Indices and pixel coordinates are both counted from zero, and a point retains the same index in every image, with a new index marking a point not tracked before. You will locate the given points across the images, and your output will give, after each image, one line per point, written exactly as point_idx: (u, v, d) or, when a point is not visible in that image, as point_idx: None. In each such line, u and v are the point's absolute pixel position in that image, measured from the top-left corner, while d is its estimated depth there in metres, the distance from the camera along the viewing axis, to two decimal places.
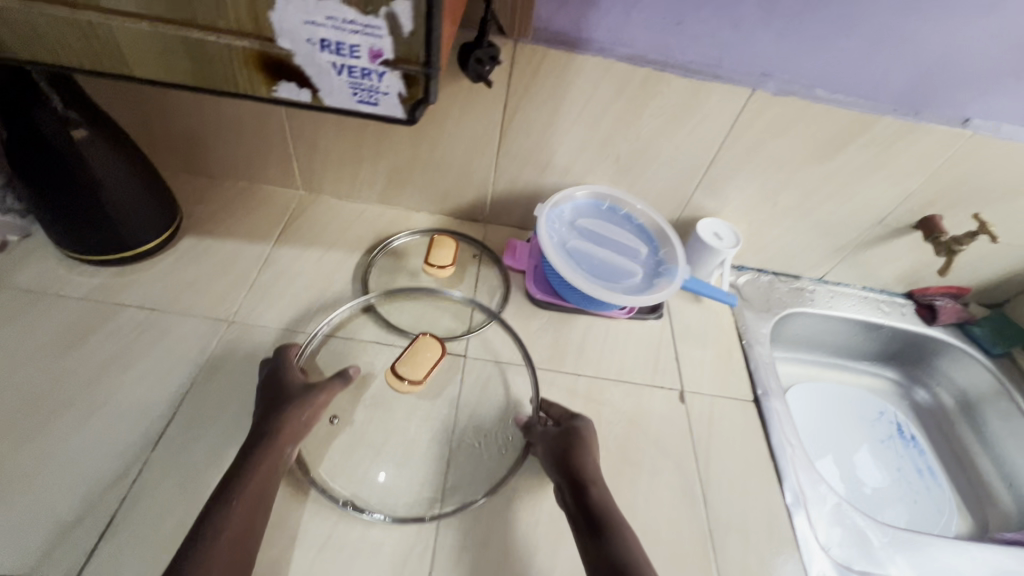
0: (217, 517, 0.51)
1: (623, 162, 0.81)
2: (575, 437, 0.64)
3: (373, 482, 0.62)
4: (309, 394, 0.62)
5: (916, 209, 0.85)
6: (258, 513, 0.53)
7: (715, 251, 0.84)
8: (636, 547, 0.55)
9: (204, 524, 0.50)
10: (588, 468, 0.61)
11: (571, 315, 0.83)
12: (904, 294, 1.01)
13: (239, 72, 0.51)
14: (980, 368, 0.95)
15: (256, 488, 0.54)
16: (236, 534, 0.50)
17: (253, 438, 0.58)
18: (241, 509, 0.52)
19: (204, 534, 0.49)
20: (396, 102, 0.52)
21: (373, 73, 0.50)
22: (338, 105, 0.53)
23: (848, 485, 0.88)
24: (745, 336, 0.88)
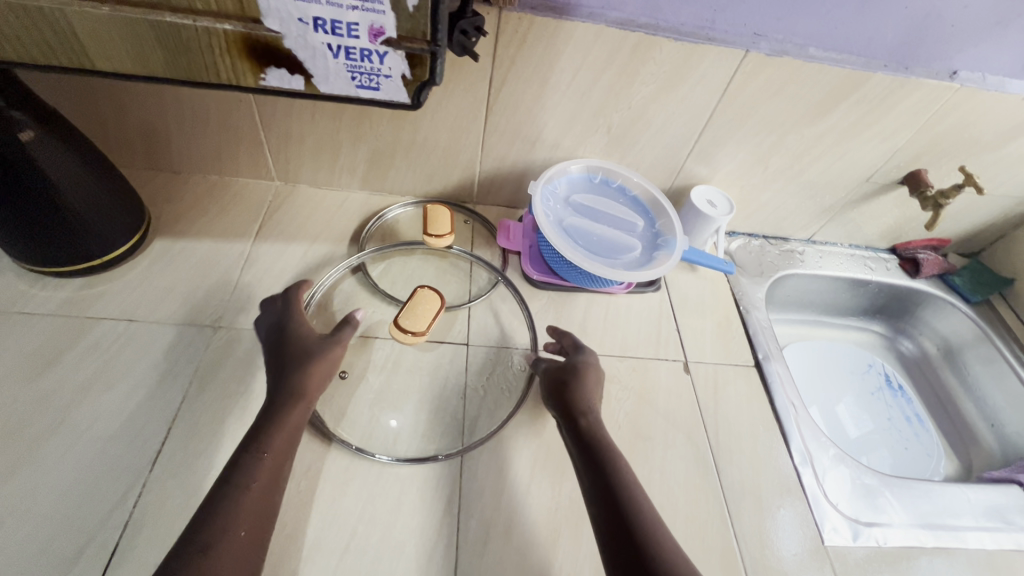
0: (246, 467, 0.52)
1: (616, 132, 0.80)
2: (571, 374, 0.66)
3: (386, 427, 0.65)
4: (325, 347, 0.63)
5: (904, 165, 0.86)
6: (285, 465, 0.54)
7: (709, 219, 0.84)
8: (622, 469, 0.57)
9: (234, 473, 0.51)
10: (582, 401, 0.63)
11: (570, 294, 0.83)
12: (887, 249, 1.04)
13: (221, 60, 0.48)
14: (962, 317, 0.98)
15: (283, 442, 0.55)
16: (265, 482, 0.52)
17: (277, 397, 0.58)
18: (268, 465, 0.53)
19: (234, 482, 0.51)
20: (400, 85, 0.51)
21: (373, 54, 0.48)
22: (334, 91, 0.51)
23: (842, 438, 0.91)
24: (742, 301, 0.89)
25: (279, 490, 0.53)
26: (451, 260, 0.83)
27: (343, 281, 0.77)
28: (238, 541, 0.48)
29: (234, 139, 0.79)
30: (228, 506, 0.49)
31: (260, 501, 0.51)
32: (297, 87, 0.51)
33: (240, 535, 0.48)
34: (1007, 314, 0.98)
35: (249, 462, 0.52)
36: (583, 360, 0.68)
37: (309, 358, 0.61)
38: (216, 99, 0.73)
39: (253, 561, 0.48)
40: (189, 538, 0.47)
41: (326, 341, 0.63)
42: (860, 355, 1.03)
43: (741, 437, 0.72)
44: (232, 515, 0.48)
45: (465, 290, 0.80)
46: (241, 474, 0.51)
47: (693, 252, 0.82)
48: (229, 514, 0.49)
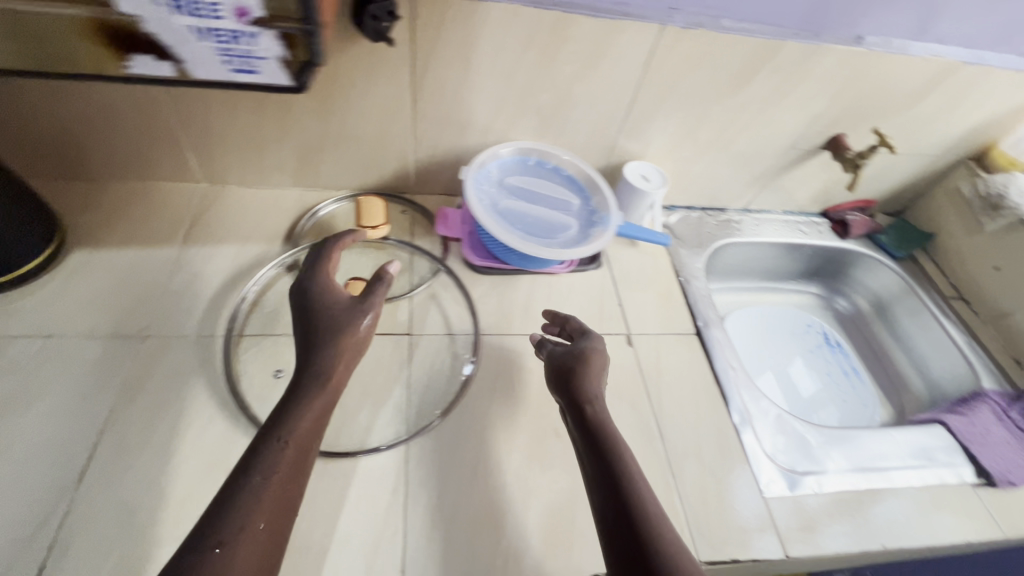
0: (268, 456, 0.49)
1: (546, 112, 0.80)
2: (576, 362, 0.64)
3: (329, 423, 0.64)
4: (354, 322, 0.60)
5: (824, 130, 0.90)
6: (308, 456, 0.52)
7: (643, 193, 0.86)
8: (625, 458, 0.55)
9: (255, 465, 0.48)
10: (585, 390, 0.61)
11: (512, 277, 0.83)
12: (819, 213, 1.08)
13: (79, 47, 0.47)
14: (889, 272, 1.04)
15: (306, 430, 0.53)
16: (286, 476, 0.49)
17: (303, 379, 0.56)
18: (290, 456, 0.50)
19: (255, 476, 0.48)
20: (278, 67, 0.50)
21: (244, 35, 0.46)
22: (209, 76, 0.50)
23: (784, 396, 0.95)
24: (682, 271, 0.91)
25: (303, 481, 0.50)
26: (391, 251, 0.83)
27: (278, 280, 0.76)
28: (258, 536, 0.45)
29: (153, 139, 0.76)
30: (245, 501, 0.46)
31: (282, 494, 0.48)
32: (168, 74, 0.49)
33: (261, 529, 0.46)
34: (929, 268, 1.04)
35: (270, 451, 0.50)
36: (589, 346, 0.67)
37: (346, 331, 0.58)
38: (128, 96, 0.69)
39: (272, 556, 0.46)
40: (202, 536, 0.44)
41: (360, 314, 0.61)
42: (799, 316, 1.08)
43: (683, 402, 0.74)
44: (249, 509, 0.46)
45: (406, 280, 0.80)
46: (262, 464, 0.49)
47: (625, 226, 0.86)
48: (247, 509, 0.46)
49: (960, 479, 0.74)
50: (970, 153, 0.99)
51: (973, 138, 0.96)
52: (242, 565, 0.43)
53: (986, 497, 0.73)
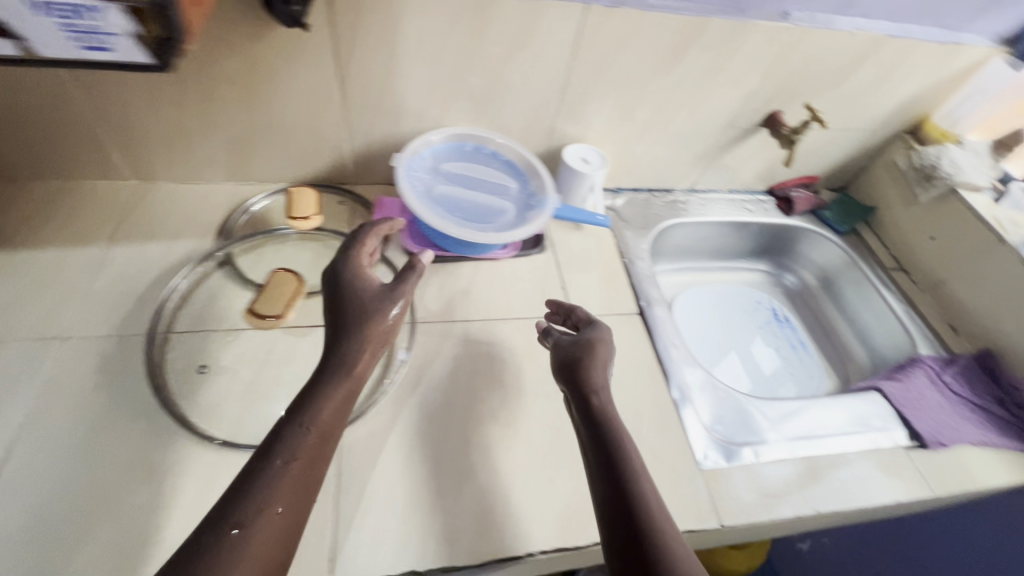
0: (288, 442, 0.49)
1: (480, 97, 0.80)
2: (583, 350, 0.64)
3: (259, 416, 0.63)
4: (381, 308, 0.59)
5: (761, 107, 0.91)
6: (327, 445, 0.51)
7: (583, 175, 0.86)
8: (627, 453, 0.55)
9: (276, 448, 0.49)
10: (594, 379, 0.61)
11: (454, 263, 0.83)
12: (765, 191, 1.09)
13: None
14: (832, 246, 1.06)
15: (328, 416, 0.52)
16: (306, 462, 0.49)
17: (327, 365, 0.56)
18: (310, 444, 0.50)
19: (275, 460, 0.48)
20: (135, 45, 0.45)
21: (87, 10, 0.42)
22: (59, 55, 0.45)
23: (733, 372, 0.96)
24: (627, 253, 0.92)
25: (322, 469, 0.50)
26: (325, 241, 0.81)
27: (208, 275, 0.74)
28: (274, 521, 0.45)
29: (73, 137, 0.73)
30: (264, 484, 0.46)
31: (300, 481, 0.48)
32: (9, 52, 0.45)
33: (278, 513, 0.46)
34: (872, 241, 1.06)
35: (291, 437, 0.50)
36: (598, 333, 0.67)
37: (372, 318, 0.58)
38: (40, 93, 0.67)
39: (288, 543, 0.46)
40: (219, 519, 0.44)
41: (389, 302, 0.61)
42: (749, 293, 1.09)
43: (623, 380, 0.75)
44: (267, 493, 0.46)
45: None
46: (281, 450, 0.49)
47: (566, 208, 0.87)
48: (266, 493, 0.46)
49: (893, 442, 0.76)
50: (906, 126, 1.01)
51: (906, 112, 0.98)
52: (256, 552, 0.43)
53: (918, 459, 0.75)
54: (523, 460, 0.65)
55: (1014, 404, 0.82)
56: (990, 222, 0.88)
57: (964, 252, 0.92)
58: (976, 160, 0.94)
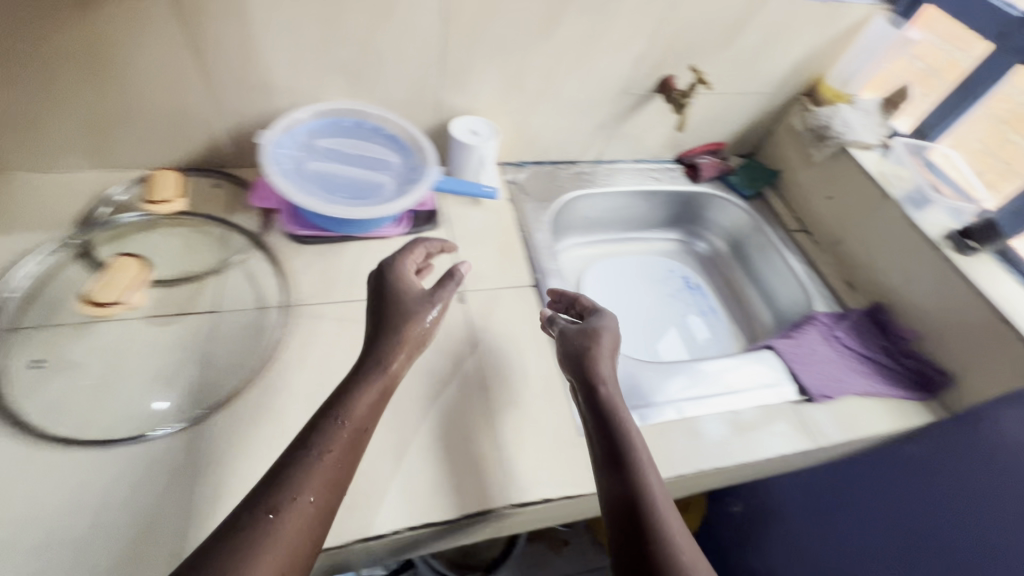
0: (326, 432, 0.51)
1: (353, 69, 0.77)
2: (590, 339, 0.65)
3: (109, 410, 0.60)
4: (423, 309, 0.63)
5: (652, 72, 0.90)
6: (361, 439, 0.53)
7: (472, 147, 0.84)
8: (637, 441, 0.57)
9: (314, 439, 0.51)
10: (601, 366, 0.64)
11: (339, 244, 0.80)
12: (674, 159, 1.10)
13: None
14: (738, 211, 1.07)
15: (365, 410, 0.55)
16: (341, 454, 0.51)
17: (365, 361, 0.58)
18: (346, 436, 0.52)
19: (310, 451, 0.50)
20: None
21: None
22: None
23: (641, 342, 0.96)
24: (525, 226, 0.91)
25: (352, 465, 0.52)
26: (198, 225, 0.77)
27: (62, 269, 0.69)
28: (307, 509, 0.47)
29: None
30: (300, 473, 0.48)
31: (335, 472, 0.50)
32: None
33: (310, 502, 0.47)
34: (776, 204, 1.07)
35: (327, 428, 0.52)
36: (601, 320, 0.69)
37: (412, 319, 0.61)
38: None
39: (319, 531, 0.48)
40: (256, 503, 0.46)
41: (427, 306, 0.64)
42: (661, 263, 1.10)
43: (510, 352, 0.74)
44: (301, 481, 0.48)
45: (217, 255, 0.75)
46: (320, 440, 0.51)
47: (452, 180, 0.87)
48: (301, 481, 0.48)
49: (778, 398, 0.77)
50: (803, 88, 1.02)
51: (801, 73, 0.99)
52: (288, 538, 0.45)
53: (802, 412, 0.76)
54: (395, 438, 0.63)
55: (899, 354, 0.84)
56: (877, 177, 0.90)
57: (855, 209, 0.94)
58: (867, 119, 0.95)
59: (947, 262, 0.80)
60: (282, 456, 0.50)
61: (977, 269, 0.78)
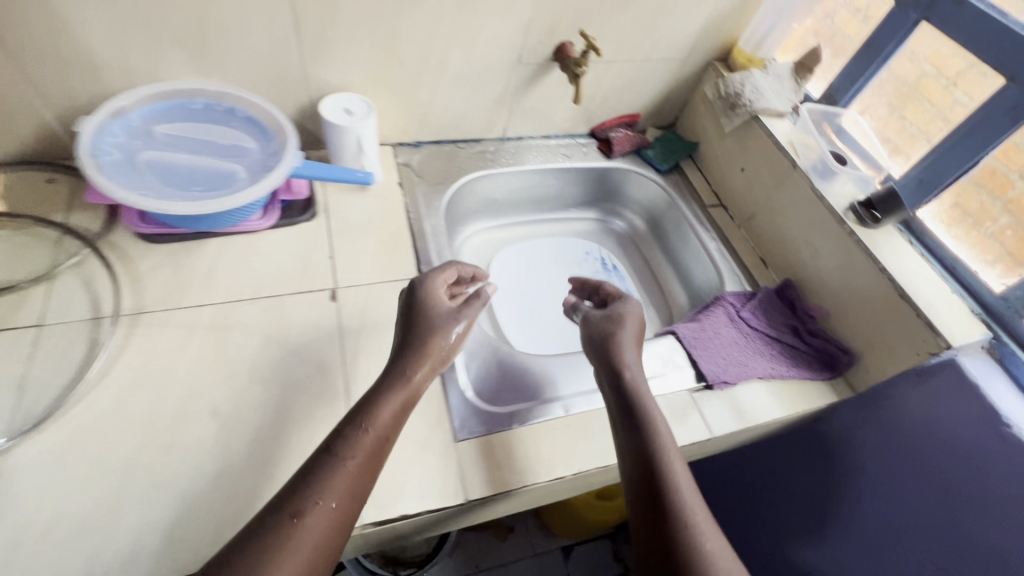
0: (350, 439, 0.52)
1: (191, 44, 0.68)
2: (616, 329, 0.68)
3: None
4: (449, 321, 0.64)
5: (545, 39, 0.82)
6: (384, 449, 0.54)
7: (345, 128, 0.76)
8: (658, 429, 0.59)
9: (340, 445, 0.52)
10: (624, 355, 0.66)
11: (196, 241, 0.73)
12: (587, 134, 1.04)
13: None
14: (654, 186, 1.02)
15: (389, 419, 0.55)
16: (364, 462, 0.52)
17: (392, 367, 0.60)
18: (370, 444, 0.53)
19: (338, 457, 0.51)
20: None
21: None
22: None
23: (549, 331, 0.91)
24: (415, 212, 0.85)
25: (372, 474, 0.53)
26: (27, 229, 0.68)
27: None
28: (328, 514, 0.48)
29: None
30: (325, 478, 0.49)
31: (358, 480, 0.51)
32: None
33: (331, 508, 0.48)
34: (693, 178, 1.02)
35: (351, 435, 0.53)
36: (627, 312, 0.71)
37: (438, 333, 0.62)
38: None
39: (337, 536, 0.48)
40: (281, 506, 0.48)
41: (454, 320, 0.65)
42: (578, 244, 1.04)
43: (383, 353, 0.68)
44: (324, 485, 0.49)
45: (48, 261, 0.66)
46: (342, 448, 0.52)
47: (319, 167, 0.74)
48: (323, 486, 0.49)
49: (671, 387, 0.73)
50: (716, 53, 0.96)
51: (711, 37, 0.92)
52: (306, 543, 0.46)
53: (698, 401, 0.72)
54: (240, 458, 0.57)
55: (807, 333, 0.80)
56: (785, 147, 0.85)
57: (767, 181, 0.89)
58: (779, 84, 0.90)
59: (850, 235, 0.76)
60: (307, 461, 0.51)
61: (879, 243, 0.75)
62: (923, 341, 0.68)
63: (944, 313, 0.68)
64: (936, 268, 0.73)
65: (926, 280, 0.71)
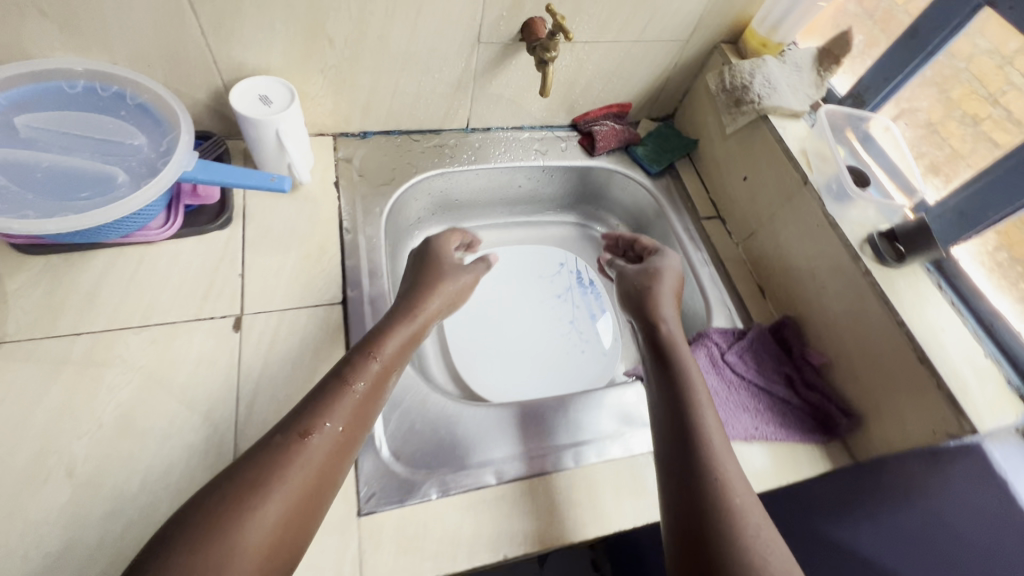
0: (357, 366, 0.52)
1: (62, 17, 0.55)
2: (651, 279, 0.67)
3: None
4: (460, 268, 0.68)
5: (511, 13, 0.67)
6: (390, 378, 0.54)
7: (258, 122, 0.63)
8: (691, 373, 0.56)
9: (346, 371, 0.52)
10: (662, 309, 0.63)
11: (81, 254, 0.61)
12: (569, 125, 0.89)
13: None
14: (643, 191, 0.87)
15: (397, 348, 0.56)
16: (371, 386, 0.52)
17: (402, 298, 0.63)
18: (378, 370, 0.53)
19: (345, 382, 0.51)
20: None
21: None
22: None
23: (506, 360, 0.80)
24: (352, 219, 0.72)
25: (376, 401, 0.53)
26: None
27: None
28: (332, 437, 0.47)
29: None
30: (328, 401, 0.49)
31: (361, 406, 0.50)
32: None
33: (338, 431, 0.48)
34: (689, 182, 0.87)
35: (361, 362, 0.53)
36: (664, 270, 0.68)
37: (449, 278, 0.66)
38: None
39: (338, 458, 0.47)
40: (288, 425, 0.47)
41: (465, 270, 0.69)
42: (552, 253, 0.91)
43: (287, 400, 0.57)
44: (330, 408, 0.48)
45: None
46: (352, 372, 0.52)
47: (221, 169, 0.61)
48: (328, 408, 0.48)
49: (628, 451, 0.61)
50: (724, 34, 0.80)
51: (720, 14, 0.76)
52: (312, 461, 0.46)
53: None
54: (94, 536, 0.47)
55: (803, 384, 0.68)
56: (796, 157, 0.70)
57: (772, 197, 0.74)
58: (796, 77, 0.74)
59: (865, 275, 0.62)
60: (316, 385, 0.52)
61: (901, 288, 0.61)
62: (942, 420, 0.55)
63: (974, 386, 0.55)
64: (970, 326, 0.59)
65: (955, 341, 0.58)
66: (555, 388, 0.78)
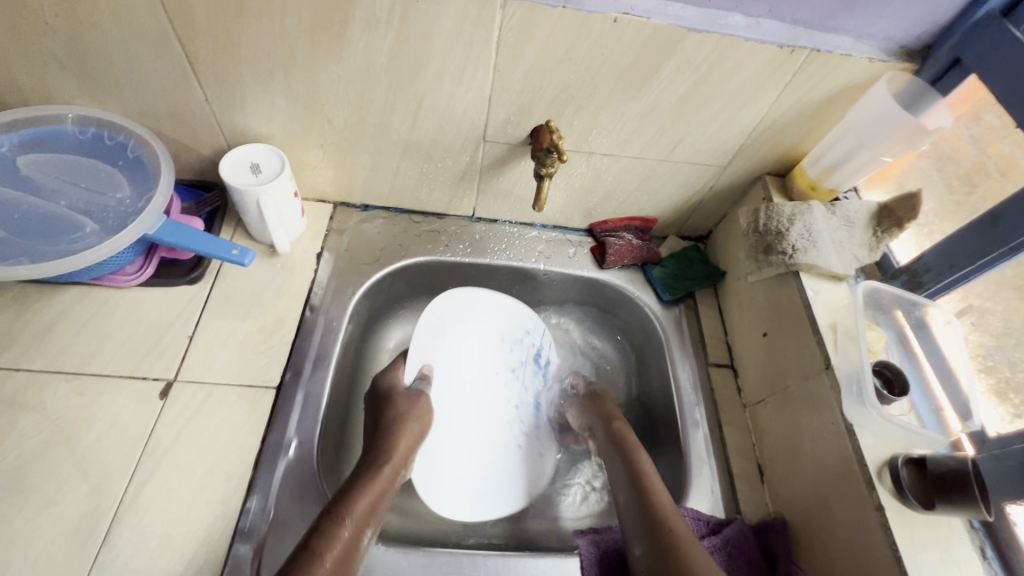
0: (327, 532, 0.48)
1: (79, 72, 0.57)
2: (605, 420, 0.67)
3: None
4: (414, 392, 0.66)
5: (518, 116, 0.62)
6: (363, 536, 0.50)
7: (241, 191, 0.62)
8: (680, 528, 0.52)
9: (314, 536, 0.47)
10: (634, 451, 0.62)
11: (52, 288, 0.63)
12: (585, 229, 0.82)
13: None
14: (650, 318, 0.77)
15: (368, 503, 0.52)
16: (342, 555, 0.47)
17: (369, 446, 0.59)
18: (349, 533, 0.49)
19: (312, 549, 0.46)
20: None
21: None
22: None
23: (436, 447, 0.69)
24: (321, 297, 0.69)
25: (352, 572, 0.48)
26: None
27: None
28: None
29: None
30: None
31: None
32: None
33: None
34: (705, 318, 0.76)
35: (331, 525, 0.48)
36: (599, 393, 0.72)
37: (414, 417, 0.62)
38: None
39: None
40: None
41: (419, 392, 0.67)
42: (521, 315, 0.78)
43: (178, 488, 0.54)
44: None
45: None
46: (322, 541, 0.47)
47: (188, 233, 0.61)
48: None
49: None
50: (771, 166, 0.70)
51: (766, 145, 0.66)
52: None
53: None
54: None
55: None
56: (822, 331, 0.58)
57: (789, 368, 0.61)
58: (845, 233, 0.62)
59: (877, 511, 0.49)
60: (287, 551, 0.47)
61: (920, 543, 0.48)
62: None
63: None
64: None
65: None
66: (474, 484, 0.68)
